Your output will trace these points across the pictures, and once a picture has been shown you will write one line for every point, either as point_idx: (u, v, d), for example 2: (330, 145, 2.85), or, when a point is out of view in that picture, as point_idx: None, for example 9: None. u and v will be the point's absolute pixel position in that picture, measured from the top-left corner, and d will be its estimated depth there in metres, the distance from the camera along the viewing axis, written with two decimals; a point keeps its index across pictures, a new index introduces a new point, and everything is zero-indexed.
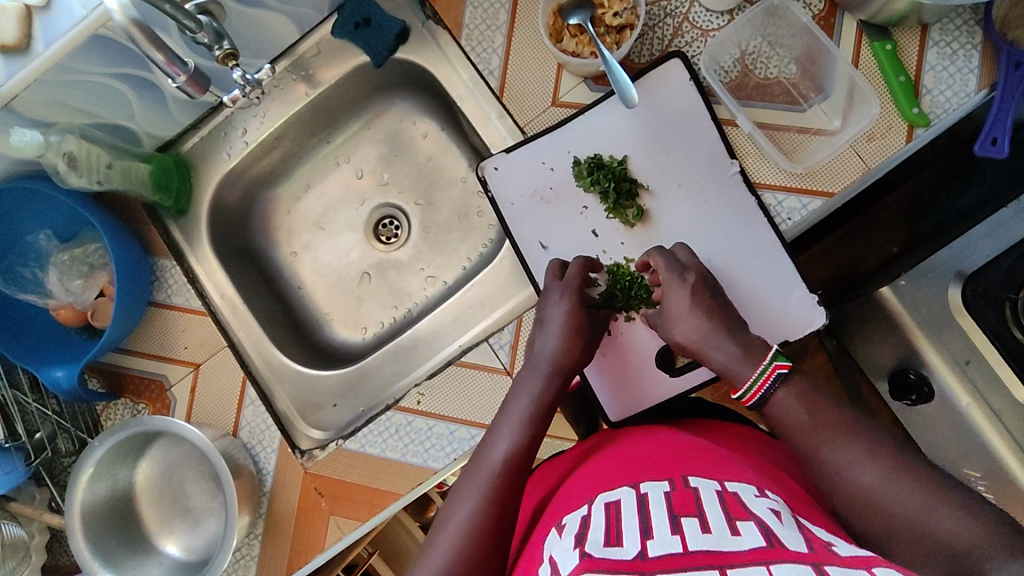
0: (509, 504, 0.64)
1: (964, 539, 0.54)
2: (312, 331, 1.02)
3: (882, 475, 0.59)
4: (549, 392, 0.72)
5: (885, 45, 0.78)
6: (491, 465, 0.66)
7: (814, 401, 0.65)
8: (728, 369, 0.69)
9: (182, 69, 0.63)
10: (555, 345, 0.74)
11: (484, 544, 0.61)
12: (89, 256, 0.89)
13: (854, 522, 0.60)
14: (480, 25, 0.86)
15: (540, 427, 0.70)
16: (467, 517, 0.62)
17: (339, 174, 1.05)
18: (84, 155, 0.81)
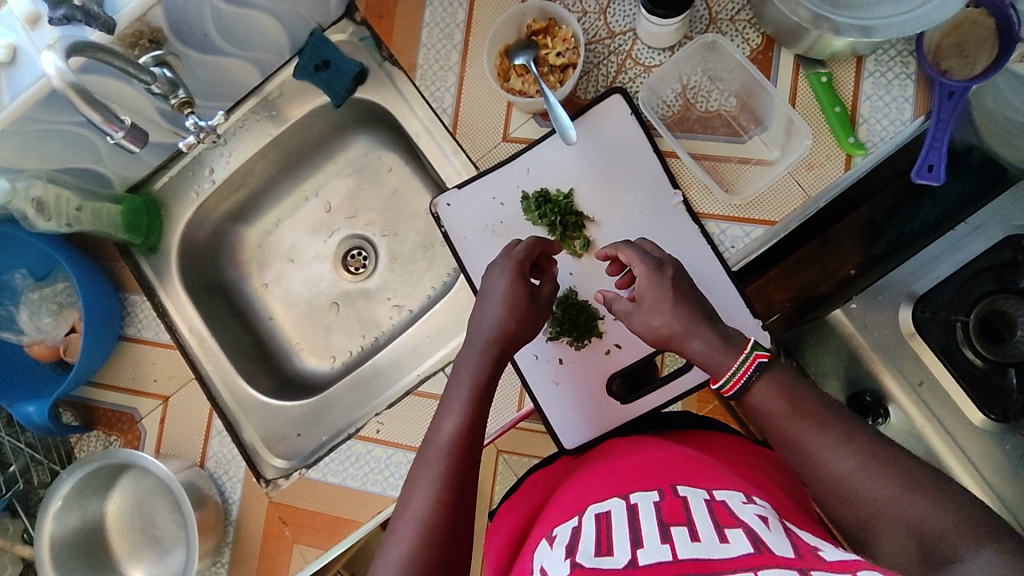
0: (461, 483, 0.62)
1: (938, 530, 0.53)
2: (283, 361, 1.05)
3: (854, 464, 0.58)
4: (493, 361, 0.70)
5: (820, 77, 0.80)
6: (438, 449, 0.64)
7: (788, 387, 0.63)
8: (707, 361, 0.67)
9: (120, 127, 0.65)
10: (494, 318, 0.71)
11: (440, 533, 0.59)
12: (58, 295, 0.92)
13: (835, 511, 0.59)
14: (433, 66, 0.91)
15: (485, 398, 0.68)
16: (422, 507, 0.60)
17: (308, 208, 1.09)
18: (51, 199, 0.84)
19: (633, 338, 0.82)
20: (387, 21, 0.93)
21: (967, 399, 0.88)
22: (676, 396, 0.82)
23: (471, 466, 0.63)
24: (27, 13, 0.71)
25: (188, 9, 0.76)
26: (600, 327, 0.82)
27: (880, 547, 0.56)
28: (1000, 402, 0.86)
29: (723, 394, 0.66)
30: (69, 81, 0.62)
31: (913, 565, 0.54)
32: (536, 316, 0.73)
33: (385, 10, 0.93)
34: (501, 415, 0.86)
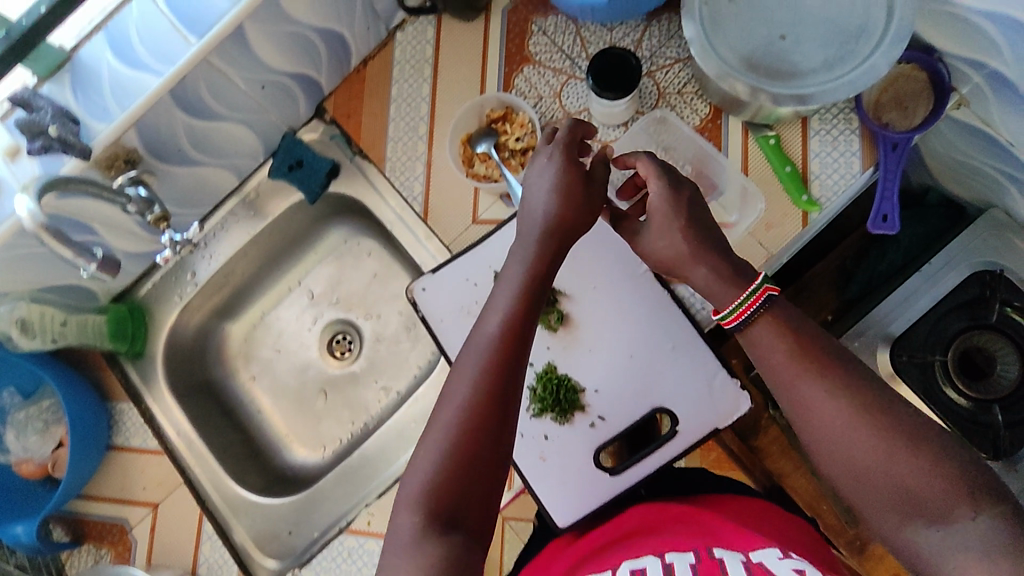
0: (502, 377, 0.58)
1: (931, 492, 0.55)
2: (273, 455, 1.04)
3: (850, 419, 0.58)
4: (549, 248, 0.63)
5: (769, 140, 0.83)
6: (485, 337, 0.60)
7: (789, 332, 0.63)
8: (710, 292, 0.68)
9: (90, 257, 0.72)
10: (542, 201, 0.65)
11: (482, 427, 0.56)
12: (44, 412, 0.92)
13: (831, 464, 0.60)
14: (401, 157, 0.95)
15: (537, 288, 0.62)
16: (463, 398, 0.57)
17: (292, 298, 1.09)
18: (35, 318, 0.86)
19: (616, 409, 0.82)
20: (355, 120, 0.97)
21: (957, 439, 0.88)
22: (667, 461, 0.80)
23: (517, 359, 0.59)
24: (8, 146, 0.76)
25: (162, 129, 0.80)
26: (582, 399, 0.82)
27: (868, 501, 0.58)
28: (989, 440, 0.87)
29: (726, 326, 0.67)
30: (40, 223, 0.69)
31: (903, 518, 0.56)
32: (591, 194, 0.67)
33: (352, 110, 0.97)
34: None
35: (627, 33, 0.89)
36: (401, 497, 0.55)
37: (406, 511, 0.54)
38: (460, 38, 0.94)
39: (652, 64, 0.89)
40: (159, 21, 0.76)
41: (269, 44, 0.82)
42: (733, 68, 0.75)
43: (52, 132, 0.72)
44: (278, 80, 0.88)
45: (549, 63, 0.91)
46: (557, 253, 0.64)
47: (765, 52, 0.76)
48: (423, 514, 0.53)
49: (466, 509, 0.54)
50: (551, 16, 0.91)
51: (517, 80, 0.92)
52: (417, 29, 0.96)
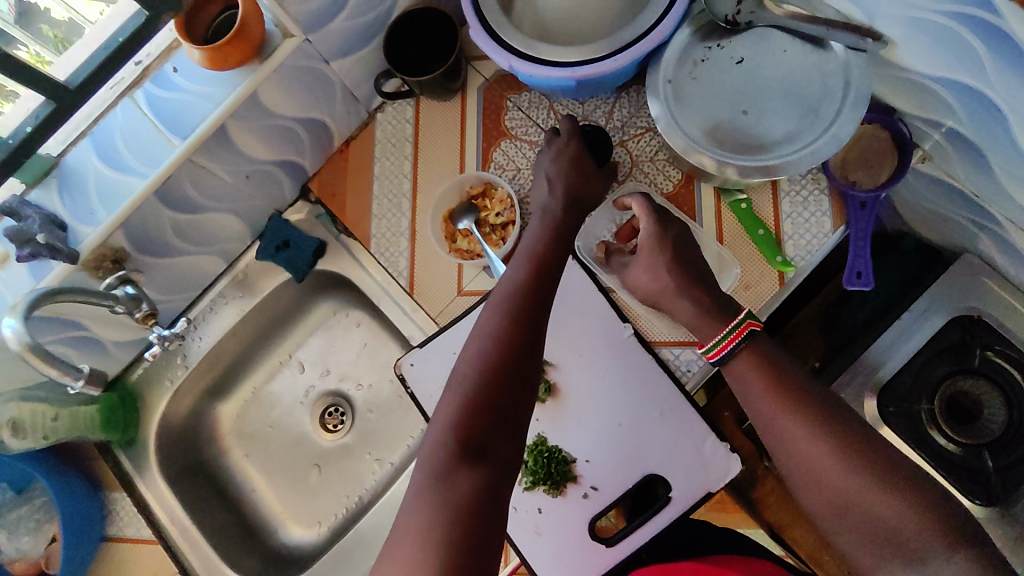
0: (525, 320, 0.65)
1: (908, 530, 0.57)
2: (268, 535, 1.03)
3: (830, 454, 0.61)
4: (558, 219, 0.75)
5: (740, 204, 0.86)
6: (509, 288, 0.68)
7: (766, 368, 0.67)
8: (694, 326, 0.73)
9: (76, 375, 0.71)
10: (555, 179, 0.78)
11: (508, 354, 0.63)
12: (36, 511, 0.91)
13: (811, 497, 0.63)
14: (385, 233, 0.97)
15: (550, 252, 0.72)
16: (490, 333, 0.64)
17: (284, 372, 1.09)
18: (27, 417, 0.87)
19: (607, 478, 0.82)
20: (339, 199, 0.99)
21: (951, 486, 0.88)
22: (663, 528, 0.80)
23: (538, 306, 0.67)
24: None
25: (148, 225, 0.82)
26: (575, 469, 0.83)
27: (851, 538, 0.60)
28: (982, 487, 0.87)
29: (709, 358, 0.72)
30: (25, 343, 0.65)
31: (884, 556, 0.58)
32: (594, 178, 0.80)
33: (337, 189, 1.00)
34: None
35: (598, 106, 0.93)
36: (433, 424, 0.60)
37: (440, 431, 0.59)
38: (438, 117, 0.97)
39: (624, 133, 0.92)
40: (144, 125, 0.79)
41: (251, 138, 0.85)
42: (699, 143, 0.79)
43: (41, 239, 0.74)
44: (263, 168, 0.91)
45: (525, 137, 0.94)
46: (568, 218, 0.75)
47: (729, 126, 0.79)
48: (454, 433, 0.58)
49: (493, 431, 0.59)
50: (525, 93, 0.95)
51: (495, 154, 0.95)
52: (397, 110, 0.99)
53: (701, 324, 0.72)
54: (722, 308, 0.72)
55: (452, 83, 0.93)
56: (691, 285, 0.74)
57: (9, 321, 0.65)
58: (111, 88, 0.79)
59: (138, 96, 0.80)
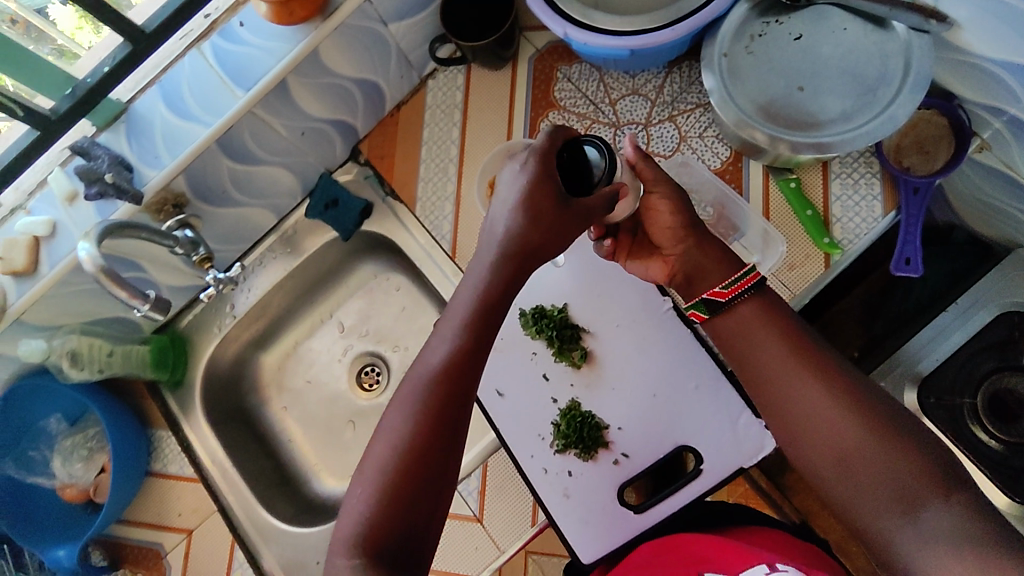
0: (434, 423, 0.59)
1: (904, 476, 0.59)
2: (303, 484, 1.06)
3: (832, 403, 0.64)
4: (498, 276, 0.62)
5: (789, 183, 0.86)
6: (423, 375, 0.60)
7: (772, 320, 0.71)
8: (702, 270, 0.77)
9: (143, 301, 0.72)
10: (497, 234, 0.62)
11: (418, 459, 0.57)
12: (89, 440, 0.97)
13: (814, 449, 0.65)
14: (431, 197, 0.99)
15: (484, 322, 0.61)
16: (399, 432, 0.58)
17: (324, 330, 1.12)
18: (85, 350, 0.91)
19: (639, 447, 0.83)
20: (388, 161, 1.02)
21: (990, 482, 0.87)
22: (693, 499, 0.80)
23: (451, 404, 0.59)
24: (66, 190, 0.81)
25: (207, 173, 0.85)
26: (606, 436, 0.84)
27: (850, 488, 0.62)
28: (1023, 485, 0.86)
29: (717, 297, 0.74)
30: (99, 266, 0.68)
31: (884, 502, 0.60)
32: (553, 215, 0.62)
33: (387, 152, 1.02)
34: (517, 532, 0.87)
35: (649, 80, 0.93)
36: (336, 536, 0.57)
37: (340, 548, 0.56)
38: (488, 85, 0.99)
39: (674, 108, 0.92)
40: (209, 75, 0.82)
41: (308, 95, 0.87)
42: (751, 118, 0.79)
43: (109, 179, 0.78)
44: (318, 126, 0.93)
45: (574, 108, 0.95)
46: (515, 272, 0.62)
47: (784, 102, 0.79)
48: (353, 555, 0.54)
49: (400, 545, 0.56)
50: (576, 64, 0.96)
51: (542, 124, 0.96)
52: (448, 77, 1.00)
53: (713, 266, 0.76)
54: (731, 262, 0.76)
55: (504, 51, 0.94)
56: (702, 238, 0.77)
57: (84, 245, 0.69)
58: (181, 39, 0.84)
59: (204, 46, 0.83)
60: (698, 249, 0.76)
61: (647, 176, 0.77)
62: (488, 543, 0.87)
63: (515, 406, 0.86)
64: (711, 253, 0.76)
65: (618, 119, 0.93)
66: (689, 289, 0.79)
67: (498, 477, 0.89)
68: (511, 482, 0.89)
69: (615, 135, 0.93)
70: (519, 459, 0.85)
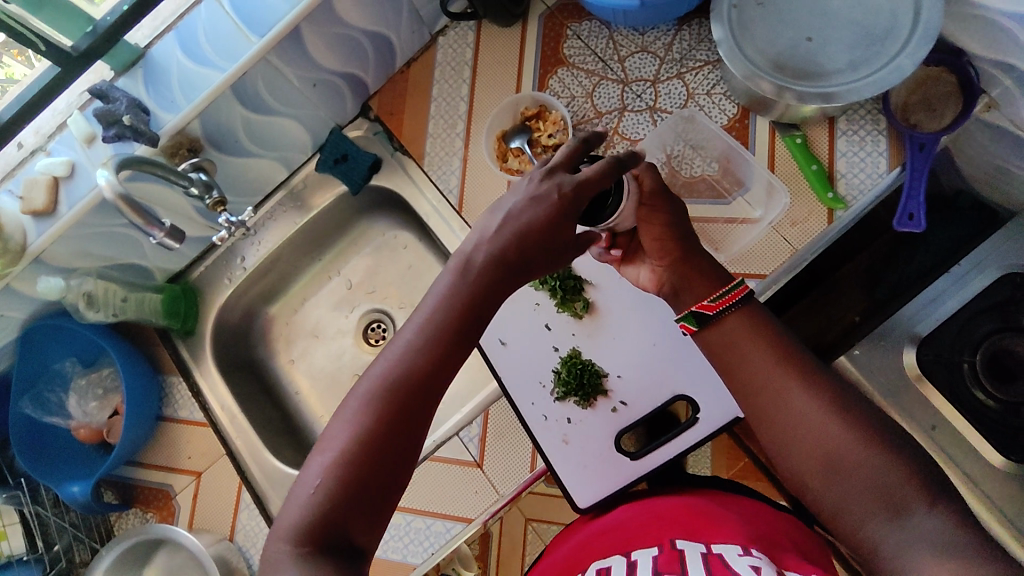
0: (400, 415, 0.59)
1: (891, 484, 0.58)
2: (308, 434, 1.09)
3: (817, 412, 0.63)
4: (482, 277, 0.63)
5: (795, 139, 0.86)
6: (397, 359, 0.61)
7: (759, 329, 0.69)
8: (689, 284, 0.74)
9: (160, 227, 0.75)
10: (487, 241, 0.65)
11: (380, 439, 0.58)
12: (104, 380, 1.00)
13: (800, 458, 0.63)
14: (439, 152, 1.00)
15: (460, 319, 0.63)
16: (367, 409, 0.59)
17: (331, 286, 1.14)
18: (101, 293, 0.95)
19: (637, 395, 0.84)
20: (397, 117, 1.03)
21: (986, 442, 0.86)
22: (687, 447, 0.81)
23: (419, 399, 0.60)
24: (84, 133, 0.83)
25: (221, 119, 0.87)
26: (605, 384, 0.85)
27: (834, 497, 0.61)
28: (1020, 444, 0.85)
29: (706, 309, 0.70)
30: (118, 192, 0.70)
31: (870, 511, 0.58)
32: (558, 245, 0.66)
33: (396, 109, 1.03)
34: (515, 478, 0.88)
35: (658, 37, 0.94)
36: (279, 525, 0.57)
37: (283, 537, 0.55)
38: (498, 43, 1.00)
39: (682, 66, 0.92)
40: (227, 24, 0.84)
41: (320, 45, 0.89)
42: (759, 69, 0.79)
43: (126, 121, 0.80)
44: (329, 78, 0.95)
45: (582, 66, 0.96)
46: (491, 278, 0.64)
47: (791, 53, 0.80)
48: (302, 528, 0.55)
49: (348, 538, 0.56)
50: (586, 22, 0.96)
51: (551, 81, 0.97)
52: (458, 34, 1.01)
53: (697, 282, 0.74)
54: (716, 277, 0.74)
55: (516, 8, 0.95)
56: (691, 252, 0.75)
57: (103, 173, 0.72)
58: None
59: None
60: (686, 263, 0.74)
61: (646, 187, 0.73)
62: (487, 488, 0.89)
63: (519, 354, 0.88)
64: (700, 268, 0.74)
65: (626, 76, 0.94)
66: (676, 302, 0.76)
67: (498, 425, 0.91)
68: (512, 429, 0.91)
69: (623, 92, 0.94)
70: (519, 407, 0.86)
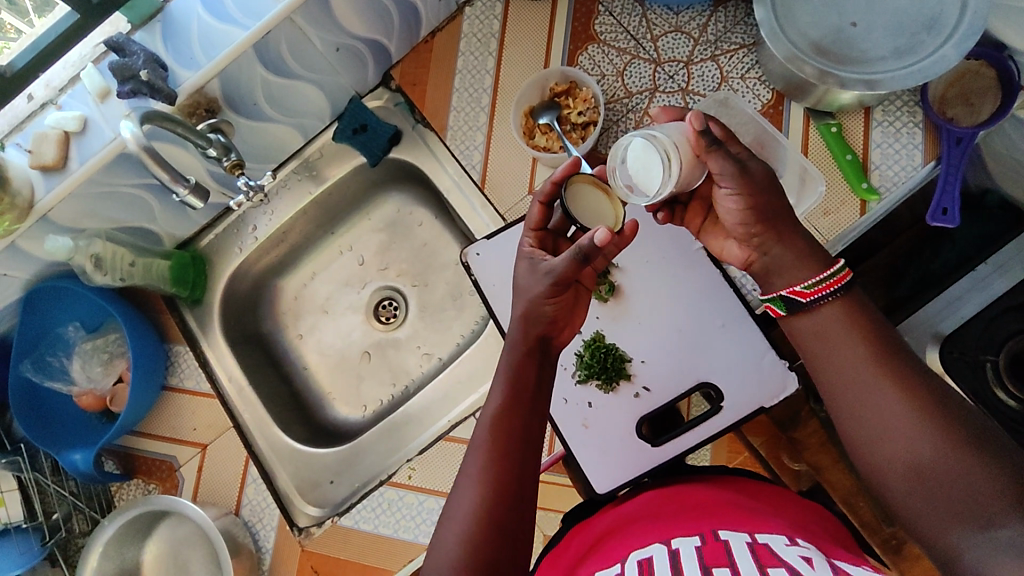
0: (506, 499, 0.59)
1: (986, 497, 0.53)
2: (315, 410, 1.06)
3: (908, 415, 0.58)
4: (533, 350, 0.66)
5: (830, 127, 0.85)
6: (482, 447, 0.61)
7: (851, 320, 0.63)
8: (779, 268, 0.68)
9: (184, 183, 0.73)
10: (519, 321, 0.67)
11: (494, 529, 0.57)
12: (109, 345, 0.97)
13: (886, 460, 0.59)
14: (462, 126, 0.97)
15: (529, 391, 0.64)
16: (471, 506, 0.58)
17: (342, 261, 1.11)
18: (108, 255, 0.90)
19: (661, 381, 0.83)
20: (420, 89, 1.00)
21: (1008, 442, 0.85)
22: (711, 435, 0.80)
23: (519, 478, 0.60)
24: (99, 87, 0.80)
25: (241, 80, 0.84)
26: (629, 368, 0.83)
27: (918, 504, 0.56)
28: None
29: (800, 296, 0.65)
30: (143, 145, 0.68)
31: (956, 522, 0.54)
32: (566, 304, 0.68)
33: (419, 80, 1.00)
34: None
35: (693, 18, 0.91)
36: None
37: None
38: (526, 16, 0.97)
39: (717, 48, 0.90)
40: None
41: (348, 8, 0.85)
42: (802, 53, 0.78)
43: (144, 76, 0.76)
44: (353, 44, 0.91)
45: (614, 43, 0.93)
46: (536, 353, 0.66)
47: (834, 38, 0.78)
48: None
49: None
50: None
51: (581, 58, 0.94)
52: (486, 5, 0.98)
53: (792, 265, 0.67)
54: (817, 259, 0.66)
55: None
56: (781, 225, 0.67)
57: (128, 124, 0.69)
58: None
59: None
60: (780, 242, 0.67)
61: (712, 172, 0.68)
62: None
63: None
64: (793, 249, 0.67)
65: (659, 56, 0.92)
66: (767, 283, 0.70)
67: None
68: None
69: (655, 72, 0.91)
70: None
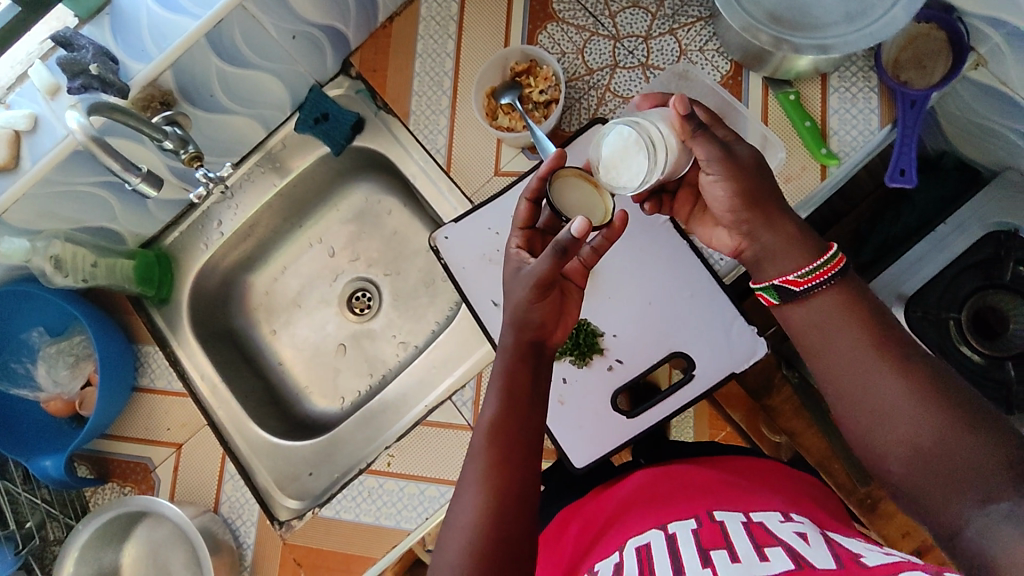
0: (507, 508, 0.58)
1: (987, 472, 0.51)
2: (292, 404, 1.05)
3: (908, 396, 0.57)
4: (526, 355, 0.65)
5: (788, 96, 0.86)
6: (479, 457, 0.60)
7: (851, 306, 0.63)
8: (772, 255, 0.68)
9: (136, 171, 0.71)
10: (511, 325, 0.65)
11: (495, 541, 0.57)
12: (75, 348, 0.96)
13: (887, 442, 0.58)
14: (425, 111, 0.97)
15: (524, 398, 0.63)
16: (471, 519, 0.58)
17: (312, 254, 1.10)
18: (68, 257, 0.88)
19: (633, 354, 0.83)
20: (380, 75, 0.99)
21: None
22: (683, 405, 0.81)
23: (519, 488, 0.59)
24: (48, 84, 0.77)
25: (196, 71, 0.83)
26: (602, 343, 0.84)
27: (923, 484, 0.55)
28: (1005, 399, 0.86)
29: (795, 284, 0.65)
30: (89, 134, 0.66)
31: (959, 499, 0.52)
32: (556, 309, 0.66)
33: (379, 65, 0.99)
34: None
35: None
36: None
37: None
38: None
39: (674, 22, 0.91)
40: None
41: None
42: (756, 21, 0.78)
43: (94, 70, 0.74)
44: (309, 31, 0.90)
45: (572, 21, 0.93)
46: (529, 358, 0.65)
47: (788, 6, 0.79)
48: None
49: None
50: None
51: (540, 36, 0.94)
52: None
53: (784, 251, 0.67)
54: (807, 243, 0.67)
55: None
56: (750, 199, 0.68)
57: (74, 116, 0.67)
58: None
59: None
60: (771, 228, 0.67)
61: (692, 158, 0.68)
62: None
63: None
64: (782, 234, 0.67)
65: (617, 32, 0.92)
66: (757, 271, 0.70)
67: None
68: None
69: (614, 49, 0.92)
70: None
